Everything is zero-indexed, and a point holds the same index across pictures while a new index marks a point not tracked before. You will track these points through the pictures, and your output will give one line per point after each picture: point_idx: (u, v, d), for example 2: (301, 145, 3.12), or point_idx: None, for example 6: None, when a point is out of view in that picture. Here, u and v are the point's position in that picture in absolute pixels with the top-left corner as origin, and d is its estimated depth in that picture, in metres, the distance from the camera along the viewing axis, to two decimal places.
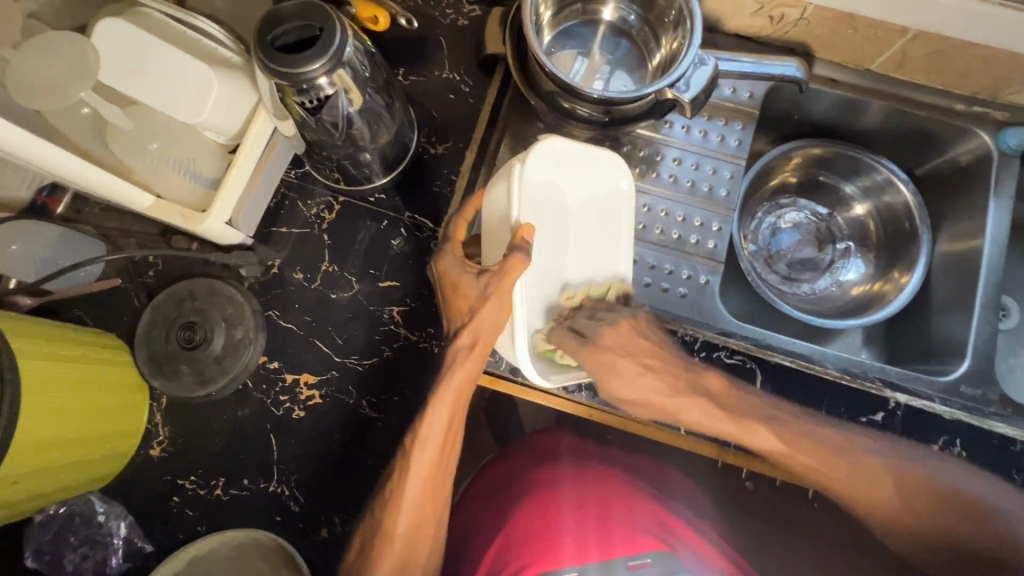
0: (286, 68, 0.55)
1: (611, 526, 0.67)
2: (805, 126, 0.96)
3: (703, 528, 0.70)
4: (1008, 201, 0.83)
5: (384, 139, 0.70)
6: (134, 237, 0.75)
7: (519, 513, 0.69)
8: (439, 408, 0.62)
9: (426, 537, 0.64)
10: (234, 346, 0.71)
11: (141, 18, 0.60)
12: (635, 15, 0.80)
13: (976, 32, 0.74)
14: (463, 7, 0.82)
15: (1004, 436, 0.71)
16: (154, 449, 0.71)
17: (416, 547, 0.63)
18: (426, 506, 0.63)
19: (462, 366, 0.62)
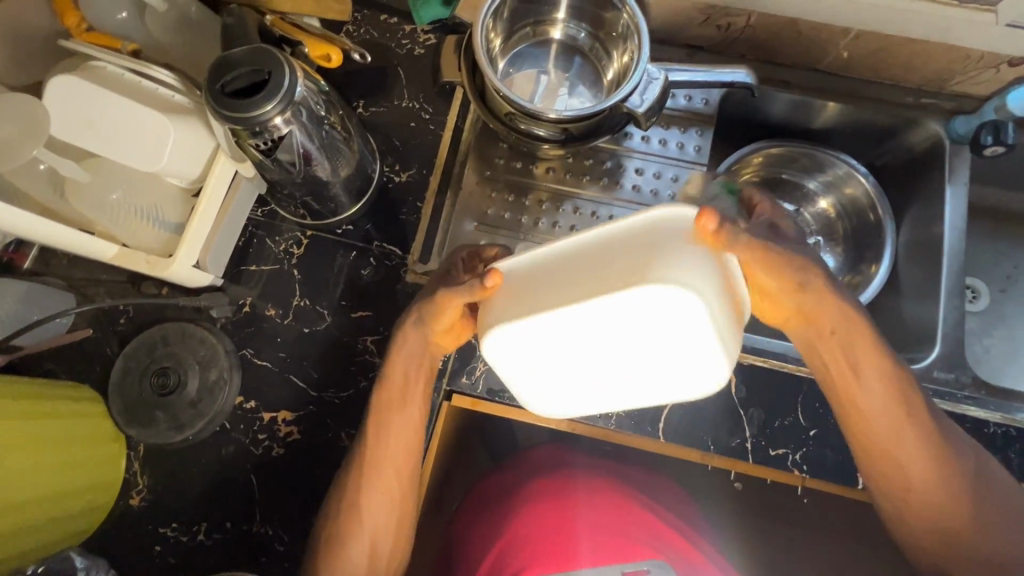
0: (241, 112, 0.56)
1: (617, 535, 0.65)
2: (764, 128, 0.98)
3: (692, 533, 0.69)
4: (962, 187, 0.85)
5: (345, 172, 0.71)
6: (102, 286, 0.75)
7: (531, 513, 0.69)
8: (399, 356, 0.64)
9: (408, 484, 0.65)
10: (209, 388, 0.71)
11: (92, 73, 0.61)
12: (585, 33, 0.82)
13: (912, 28, 0.77)
14: (417, 36, 0.83)
15: (977, 419, 0.75)
16: (133, 498, 0.71)
17: (398, 485, 0.64)
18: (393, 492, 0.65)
19: (405, 355, 0.64)
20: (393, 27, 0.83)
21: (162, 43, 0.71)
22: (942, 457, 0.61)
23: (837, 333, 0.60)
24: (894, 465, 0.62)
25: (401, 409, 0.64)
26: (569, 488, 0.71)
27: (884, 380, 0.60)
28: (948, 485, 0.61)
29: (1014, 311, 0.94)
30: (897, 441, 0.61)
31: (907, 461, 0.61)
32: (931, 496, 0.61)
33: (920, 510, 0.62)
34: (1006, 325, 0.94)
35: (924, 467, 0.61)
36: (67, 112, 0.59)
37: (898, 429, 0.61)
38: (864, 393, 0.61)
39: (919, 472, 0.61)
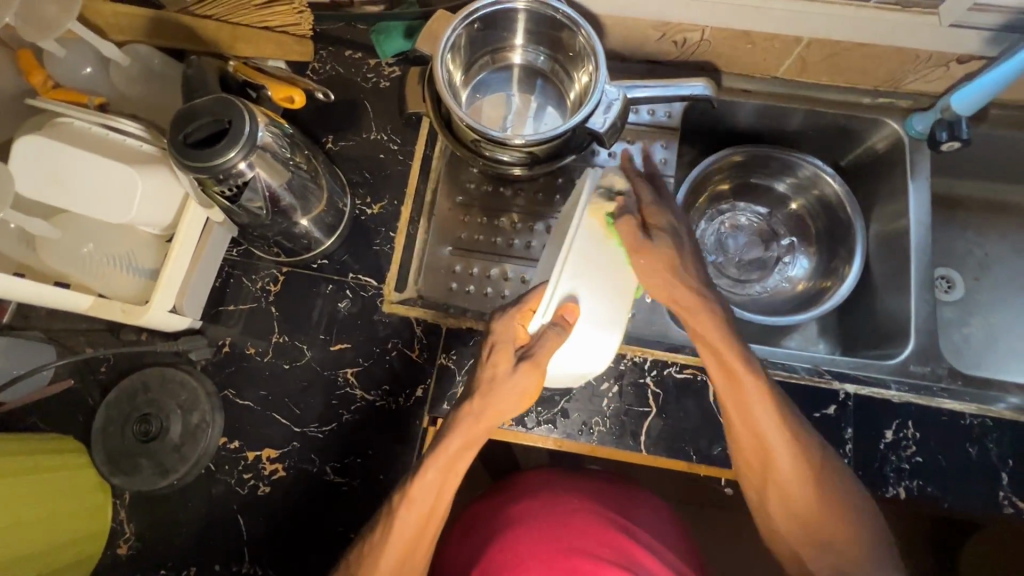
0: (204, 161, 0.57)
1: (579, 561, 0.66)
2: (731, 135, 0.99)
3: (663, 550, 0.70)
4: (925, 181, 0.87)
5: (317, 209, 0.73)
6: (82, 335, 0.76)
7: (509, 538, 0.69)
8: (441, 456, 0.60)
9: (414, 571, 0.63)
10: (192, 432, 0.71)
11: (59, 129, 0.62)
12: (544, 56, 0.84)
13: (861, 33, 0.78)
14: (382, 70, 0.85)
15: (953, 411, 0.73)
16: (121, 546, 0.71)
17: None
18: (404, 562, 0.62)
19: (463, 430, 0.61)
20: (358, 62, 0.84)
21: (128, 95, 0.72)
22: (799, 458, 0.63)
23: (708, 340, 0.64)
24: (757, 470, 0.65)
25: (438, 481, 0.61)
26: (548, 510, 0.71)
27: (756, 407, 0.63)
28: (806, 482, 0.63)
29: (988, 298, 0.96)
30: (768, 451, 0.63)
31: (761, 466, 0.65)
32: (794, 506, 0.64)
33: (777, 510, 0.65)
34: (981, 313, 0.95)
35: (782, 467, 0.63)
36: (34, 171, 0.60)
37: (763, 441, 0.64)
38: (747, 412, 0.64)
39: (776, 474, 0.64)
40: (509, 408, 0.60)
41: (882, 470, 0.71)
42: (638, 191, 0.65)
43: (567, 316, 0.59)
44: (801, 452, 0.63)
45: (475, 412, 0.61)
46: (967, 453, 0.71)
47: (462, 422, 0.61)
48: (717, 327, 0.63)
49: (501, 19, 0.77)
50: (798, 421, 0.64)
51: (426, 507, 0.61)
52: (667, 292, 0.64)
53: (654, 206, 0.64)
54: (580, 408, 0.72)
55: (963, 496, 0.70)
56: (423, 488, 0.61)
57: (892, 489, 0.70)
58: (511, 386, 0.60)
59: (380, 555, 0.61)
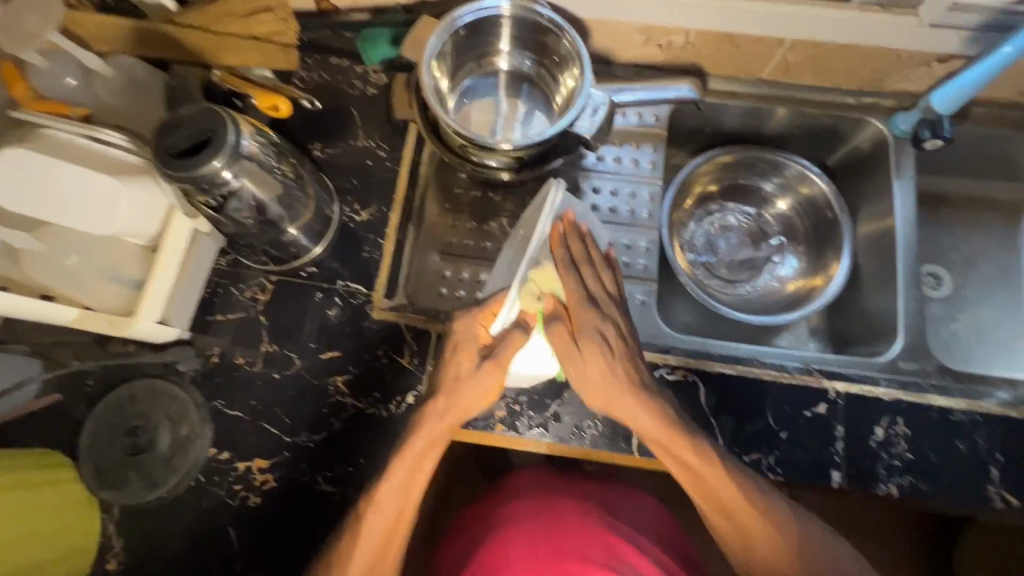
0: (190, 172, 0.57)
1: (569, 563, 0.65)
2: (718, 136, 1.00)
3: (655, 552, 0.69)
4: (909, 180, 0.88)
5: (305, 217, 0.73)
6: (68, 348, 0.75)
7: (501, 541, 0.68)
8: (407, 457, 0.63)
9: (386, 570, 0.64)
10: (181, 443, 0.71)
11: (40, 141, 0.61)
12: (530, 61, 0.84)
13: (844, 34, 0.79)
14: (369, 77, 0.85)
15: (942, 407, 0.73)
16: (110, 562, 0.70)
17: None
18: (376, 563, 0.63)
19: (425, 429, 0.63)
20: (345, 69, 0.84)
21: (112, 105, 0.72)
22: (765, 518, 0.64)
23: (636, 419, 0.64)
24: (730, 537, 0.65)
25: (406, 481, 0.63)
26: (540, 512, 0.71)
27: (693, 462, 0.64)
28: (769, 530, 0.64)
29: (975, 294, 0.96)
30: (734, 517, 0.64)
31: (733, 530, 0.64)
32: (771, 564, 0.64)
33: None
34: (968, 309, 0.96)
35: (756, 528, 0.64)
36: (19, 186, 0.59)
37: (722, 503, 0.64)
38: (696, 478, 0.64)
39: (749, 535, 0.64)
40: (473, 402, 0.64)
41: (874, 467, 0.71)
42: (569, 241, 0.62)
43: (528, 321, 0.62)
44: (762, 509, 0.64)
45: (441, 408, 0.64)
46: (957, 448, 0.72)
47: (427, 420, 0.63)
48: (648, 413, 0.63)
49: (486, 25, 0.78)
50: (743, 477, 0.65)
51: (396, 508, 0.63)
52: (605, 387, 0.63)
53: (579, 288, 0.62)
54: (572, 411, 0.72)
55: (953, 492, 0.70)
56: (393, 489, 0.63)
57: (884, 486, 0.70)
58: (475, 383, 0.63)
59: (350, 558, 0.62)
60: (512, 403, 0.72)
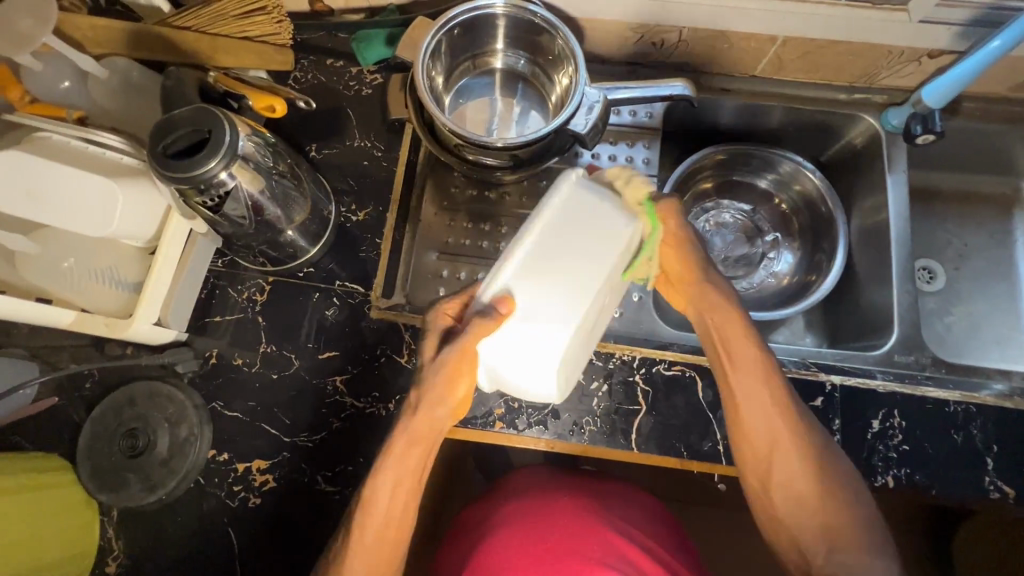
0: (185, 171, 0.57)
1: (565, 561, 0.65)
2: (712, 134, 1.00)
3: (655, 547, 0.69)
4: (902, 175, 0.89)
5: (300, 217, 0.73)
6: (66, 351, 0.75)
7: (500, 540, 0.68)
8: (391, 458, 0.62)
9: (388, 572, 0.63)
10: (180, 445, 0.70)
11: (37, 143, 0.62)
12: (525, 60, 0.84)
13: (834, 31, 0.80)
14: (364, 77, 0.85)
15: (937, 399, 0.74)
16: (110, 564, 0.70)
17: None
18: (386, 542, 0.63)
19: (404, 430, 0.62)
20: (340, 69, 0.85)
21: (107, 108, 0.72)
22: (801, 433, 0.64)
23: (716, 318, 0.68)
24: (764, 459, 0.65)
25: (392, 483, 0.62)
26: (539, 511, 0.71)
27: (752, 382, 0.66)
28: (805, 458, 0.64)
29: (969, 288, 0.97)
30: (775, 438, 0.64)
31: (768, 451, 0.65)
32: (799, 494, 0.64)
33: (785, 510, 0.64)
34: (962, 302, 0.97)
35: (783, 441, 0.64)
36: (12, 184, 0.58)
37: (770, 421, 0.65)
38: (745, 391, 0.66)
39: (777, 450, 0.64)
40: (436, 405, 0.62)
41: (870, 459, 0.72)
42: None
43: (501, 306, 0.56)
44: (804, 434, 0.64)
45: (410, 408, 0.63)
46: (952, 440, 0.72)
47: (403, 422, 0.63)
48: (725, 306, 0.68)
49: (480, 24, 0.78)
50: (799, 404, 0.66)
51: (389, 508, 0.63)
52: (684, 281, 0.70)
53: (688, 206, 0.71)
54: (570, 408, 0.72)
55: (949, 482, 0.71)
56: (383, 488, 0.62)
57: (881, 478, 0.71)
58: (432, 382, 0.61)
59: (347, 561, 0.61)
60: (511, 401, 0.72)
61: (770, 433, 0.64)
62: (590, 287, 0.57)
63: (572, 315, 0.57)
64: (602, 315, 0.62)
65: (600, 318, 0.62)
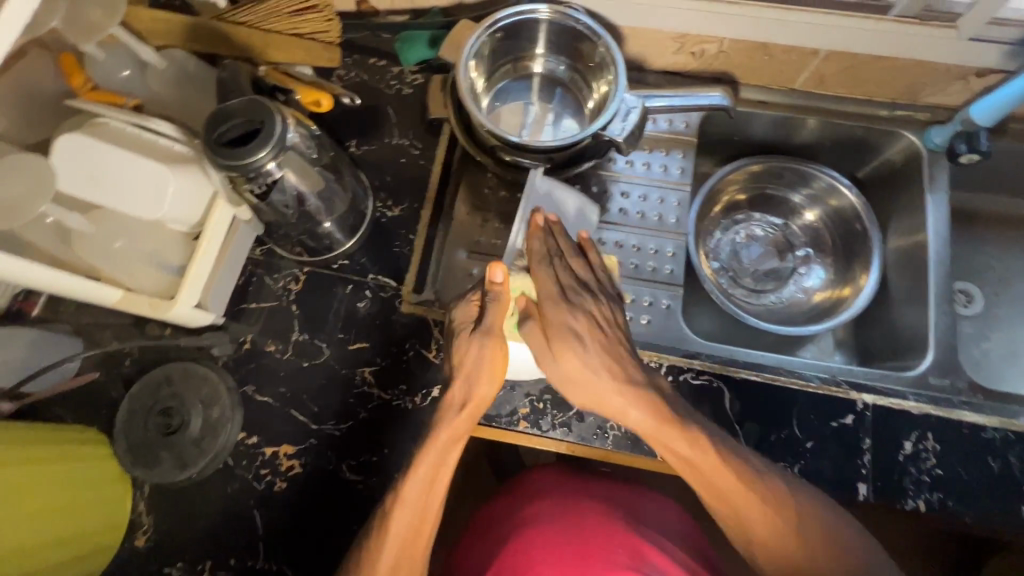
0: (237, 159, 0.59)
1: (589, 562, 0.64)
2: (746, 145, 0.99)
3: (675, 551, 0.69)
4: (943, 194, 0.87)
5: (340, 210, 0.76)
6: (109, 330, 0.78)
7: (518, 544, 0.69)
8: (431, 452, 0.62)
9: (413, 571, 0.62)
10: (212, 426, 0.72)
11: (97, 129, 0.64)
12: (564, 66, 0.85)
13: (879, 46, 0.79)
14: (406, 77, 0.87)
15: (974, 424, 0.72)
16: (140, 538, 0.72)
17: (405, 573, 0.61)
18: (416, 534, 0.62)
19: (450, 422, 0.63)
20: (382, 69, 0.86)
21: (162, 97, 0.75)
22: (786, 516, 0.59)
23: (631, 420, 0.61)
24: (732, 515, 0.60)
25: (431, 477, 0.62)
26: (557, 513, 0.72)
27: (688, 454, 0.59)
28: (788, 534, 0.59)
29: (1008, 313, 0.95)
30: (736, 511, 0.60)
31: (735, 528, 0.61)
32: (783, 562, 0.60)
33: (761, 552, 0.61)
34: (1000, 328, 0.94)
35: (757, 524, 0.60)
36: (75, 169, 0.61)
37: (704, 476, 0.60)
38: (706, 480, 0.60)
39: (752, 527, 0.60)
40: (486, 393, 0.64)
41: (902, 482, 0.70)
42: (531, 245, 0.66)
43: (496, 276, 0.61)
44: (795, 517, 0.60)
45: (458, 399, 0.64)
46: (989, 467, 0.70)
47: (445, 414, 0.63)
48: (643, 409, 0.59)
49: (524, 29, 0.80)
50: (780, 491, 0.60)
51: (414, 512, 0.61)
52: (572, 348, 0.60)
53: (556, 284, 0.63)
54: (595, 411, 0.72)
55: (982, 510, 0.69)
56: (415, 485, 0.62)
57: (912, 501, 0.69)
58: (478, 362, 0.63)
59: (379, 557, 0.60)
60: (537, 401, 0.72)
61: (730, 512, 0.60)
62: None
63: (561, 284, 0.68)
64: None
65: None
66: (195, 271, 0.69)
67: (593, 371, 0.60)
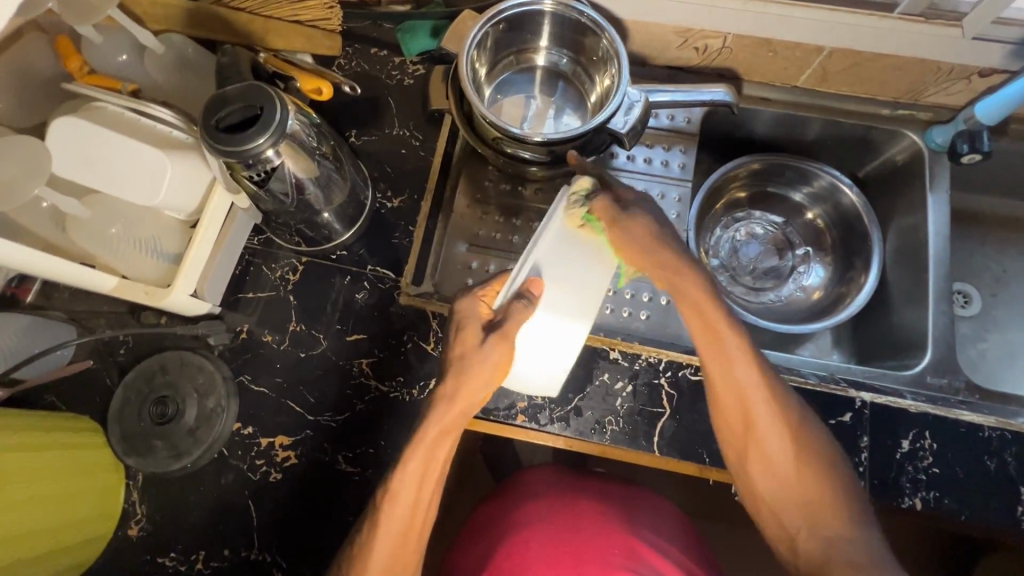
0: (235, 145, 0.59)
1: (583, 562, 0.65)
2: (748, 142, 0.99)
3: (672, 551, 0.69)
4: (944, 194, 0.87)
5: (338, 200, 0.74)
6: (103, 317, 0.77)
7: (514, 541, 0.69)
8: (419, 449, 0.62)
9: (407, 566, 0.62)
10: (207, 415, 0.72)
11: (94, 113, 0.63)
12: (567, 59, 0.85)
13: (882, 44, 0.79)
14: (407, 67, 0.86)
15: (971, 423, 0.72)
16: (132, 528, 0.71)
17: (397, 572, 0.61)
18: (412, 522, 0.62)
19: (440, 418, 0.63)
20: (383, 59, 0.86)
21: (160, 83, 0.74)
22: (785, 411, 0.64)
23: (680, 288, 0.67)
24: (738, 406, 0.64)
25: (421, 472, 0.62)
26: (554, 511, 0.72)
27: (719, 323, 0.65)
28: (786, 434, 0.63)
29: (1006, 314, 0.95)
30: (746, 399, 0.64)
31: (742, 423, 0.64)
32: (775, 468, 0.63)
33: (761, 479, 0.64)
34: (997, 329, 0.94)
35: (761, 417, 0.64)
36: (70, 153, 0.61)
37: (740, 388, 0.64)
38: (723, 362, 0.64)
39: (754, 420, 0.64)
40: (476, 391, 0.63)
41: (899, 480, 0.70)
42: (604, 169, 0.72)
43: (533, 290, 0.66)
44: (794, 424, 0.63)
45: (447, 394, 0.63)
46: (985, 467, 0.70)
47: (434, 408, 0.63)
48: (697, 282, 0.66)
49: (528, 20, 0.79)
50: (784, 391, 0.65)
51: (408, 508, 0.62)
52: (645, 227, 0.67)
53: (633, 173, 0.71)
54: (593, 406, 0.72)
55: (977, 509, 0.69)
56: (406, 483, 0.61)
57: (908, 499, 0.69)
58: (483, 361, 0.63)
59: (372, 553, 0.60)
60: (535, 395, 0.72)
61: (738, 399, 0.64)
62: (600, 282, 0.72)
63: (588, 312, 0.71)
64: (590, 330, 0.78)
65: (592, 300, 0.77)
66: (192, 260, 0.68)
67: (658, 233, 0.67)
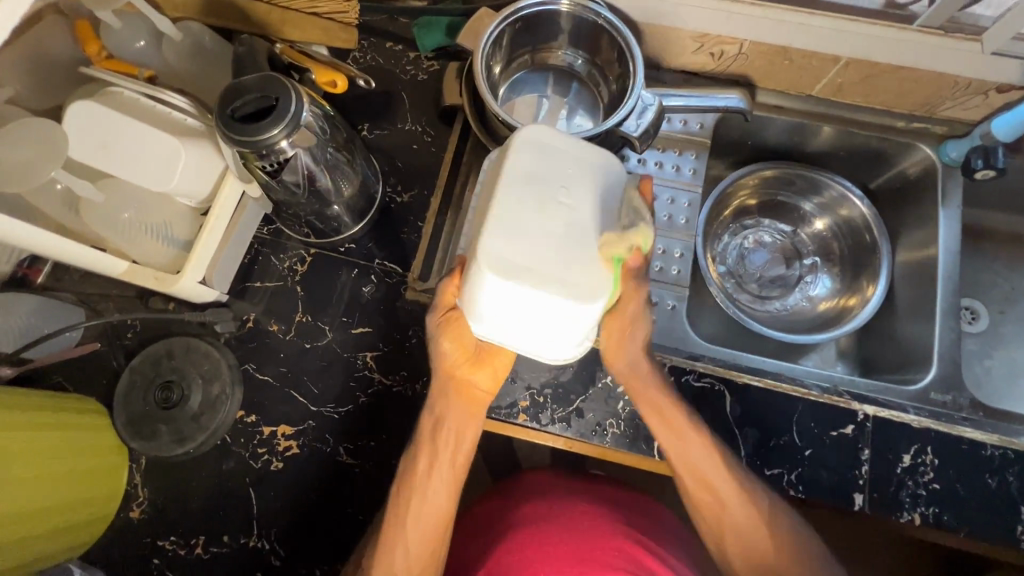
0: (249, 135, 0.59)
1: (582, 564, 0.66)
2: (759, 150, 0.99)
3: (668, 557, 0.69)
4: (956, 209, 0.87)
5: (349, 192, 0.74)
6: (113, 301, 0.78)
7: (513, 541, 0.69)
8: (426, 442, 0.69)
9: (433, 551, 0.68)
10: (211, 402, 0.72)
11: (110, 98, 0.64)
12: (582, 60, 0.85)
13: (900, 56, 0.78)
14: (422, 63, 0.86)
15: (974, 440, 0.71)
16: (134, 510, 0.72)
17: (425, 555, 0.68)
18: (439, 507, 0.69)
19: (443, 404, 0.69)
20: (398, 54, 0.86)
21: (177, 70, 0.75)
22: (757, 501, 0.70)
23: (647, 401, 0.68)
24: (713, 500, 0.70)
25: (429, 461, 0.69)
26: (553, 512, 0.72)
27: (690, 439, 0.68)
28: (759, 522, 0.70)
29: (1013, 332, 0.94)
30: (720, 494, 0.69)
31: (718, 511, 0.71)
32: (749, 543, 0.71)
33: (735, 544, 0.71)
34: (1004, 347, 0.94)
35: (735, 508, 0.70)
36: (84, 136, 0.61)
37: (712, 486, 0.69)
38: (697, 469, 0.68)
39: (727, 511, 0.70)
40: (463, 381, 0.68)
41: (899, 494, 0.70)
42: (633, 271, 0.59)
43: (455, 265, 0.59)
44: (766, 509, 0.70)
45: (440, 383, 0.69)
46: (986, 484, 0.70)
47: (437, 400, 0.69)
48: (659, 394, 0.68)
49: (544, 20, 0.79)
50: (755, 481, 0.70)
51: (429, 489, 0.69)
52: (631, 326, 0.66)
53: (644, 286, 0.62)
54: (595, 408, 0.71)
55: (976, 526, 0.69)
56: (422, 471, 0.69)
57: (907, 514, 0.69)
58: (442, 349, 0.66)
59: (404, 536, 0.67)
60: (537, 394, 0.71)
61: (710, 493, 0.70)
62: (517, 213, 0.50)
63: (492, 229, 0.50)
64: (572, 217, 0.51)
65: (571, 225, 0.51)
66: (202, 248, 0.69)
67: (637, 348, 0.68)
